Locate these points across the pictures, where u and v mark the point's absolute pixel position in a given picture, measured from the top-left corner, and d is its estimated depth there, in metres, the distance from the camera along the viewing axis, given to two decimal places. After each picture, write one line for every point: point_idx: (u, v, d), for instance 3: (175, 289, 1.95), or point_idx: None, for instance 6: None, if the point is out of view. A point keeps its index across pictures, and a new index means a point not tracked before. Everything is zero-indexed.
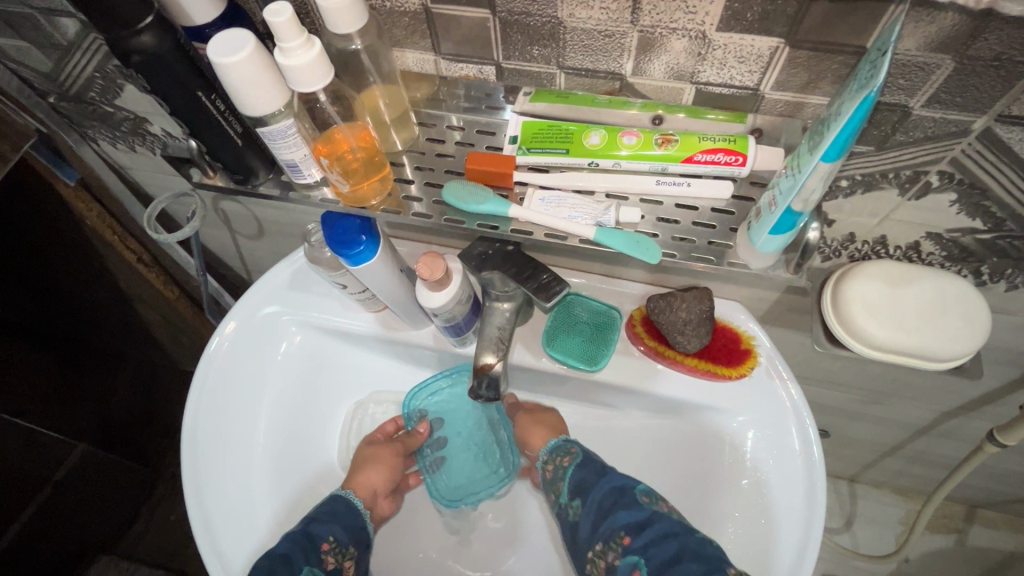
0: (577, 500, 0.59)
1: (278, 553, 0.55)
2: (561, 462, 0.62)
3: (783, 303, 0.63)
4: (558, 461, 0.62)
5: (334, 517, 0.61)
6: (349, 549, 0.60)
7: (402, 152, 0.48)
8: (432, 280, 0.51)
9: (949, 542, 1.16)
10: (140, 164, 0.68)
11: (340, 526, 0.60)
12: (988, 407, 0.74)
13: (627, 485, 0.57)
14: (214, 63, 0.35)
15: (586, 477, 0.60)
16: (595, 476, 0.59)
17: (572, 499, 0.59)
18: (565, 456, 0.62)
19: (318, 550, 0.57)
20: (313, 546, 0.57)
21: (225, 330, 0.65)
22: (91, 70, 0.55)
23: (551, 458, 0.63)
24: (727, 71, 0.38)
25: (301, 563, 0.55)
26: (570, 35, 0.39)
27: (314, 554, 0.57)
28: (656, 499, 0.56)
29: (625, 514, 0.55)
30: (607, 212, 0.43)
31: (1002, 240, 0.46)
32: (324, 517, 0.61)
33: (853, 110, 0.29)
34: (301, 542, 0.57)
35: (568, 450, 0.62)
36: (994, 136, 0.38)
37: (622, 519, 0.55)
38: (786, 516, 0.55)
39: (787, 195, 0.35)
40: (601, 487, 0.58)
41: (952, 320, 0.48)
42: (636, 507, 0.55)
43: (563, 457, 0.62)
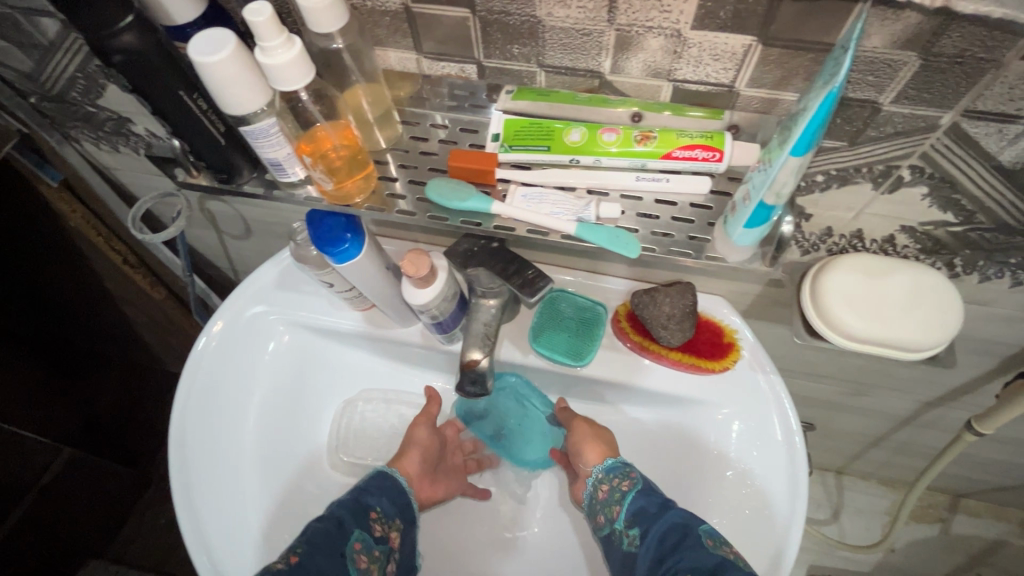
0: (634, 530, 0.52)
1: (328, 517, 0.54)
2: (620, 485, 0.56)
3: (765, 298, 0.64)
4: (615, 483, 0.56)
5: (383, 490, 0.59)
6: (395, 521, 0.58)
7: (386, 150, 0.48)
8: (417, 277, 0.52)
9: (934, 531, 1.19)
10: (124, 164, 0.68)
11: (388, 499, 0.59)
12: (967, 397, 0.76)
13: (690, 522, 0.50)
14: (195, 62, 0.35)
15: (647, 508, 0.53)
16: (658, 509, 0.52)
17: (629, 527, 0.53)
18: (624, 480, 0.56)
19: (367, 518, 0.55)
20: (362, 515, 0.55)
21: (213, 329, 0.65)
22: (73, 70, 0.54)
23: (607, 478, 0.57)
24: (703, 69, 0.39)
25: (351, 527, 0.54)
26: (549, 34, 0.39)
27: (363, 519, 0.55)
28: (722, 543, 0.48)
29: (689, 557, 0.47)
30: (588, 207, 0.44)
31: (972, 232, 0.48)
32: (374, 489, 0.59)
33: (819, 105, 0.30)
34: (351, 507, 0.55)
35: (627, 474, 0.57)
36: (962, 131, 0.39)
37: (688, 559, 0.47)
38: (772, 504, 0.56)
39: (760, 188, 0.36)
40: (665, 521, 0.51)
41: (926, 311, 0.49)
42: (703, 549, 0.47)
43: (621, 481, 0.56)
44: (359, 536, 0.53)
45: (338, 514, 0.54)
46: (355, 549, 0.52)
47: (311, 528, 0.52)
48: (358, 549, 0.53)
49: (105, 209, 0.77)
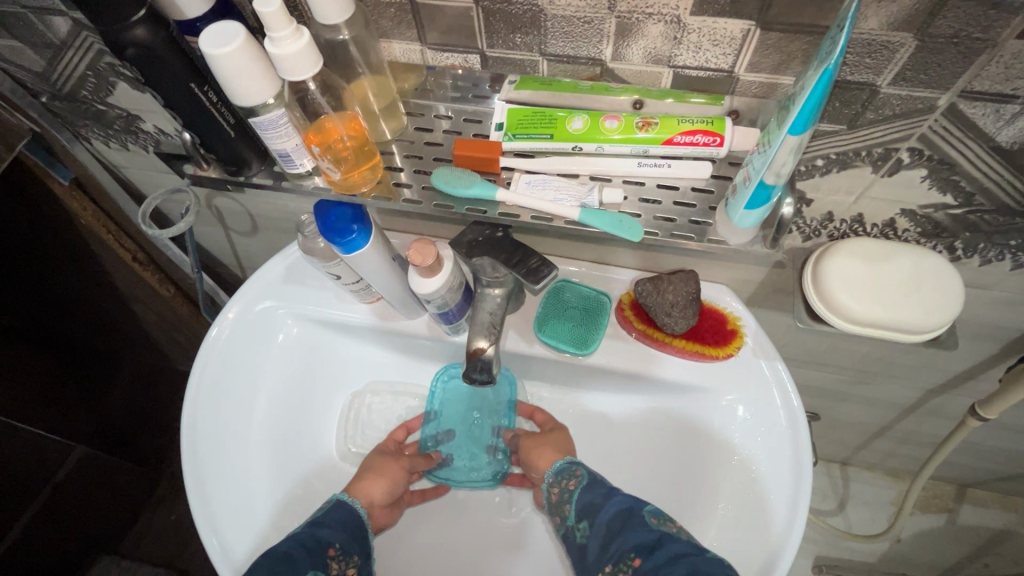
0: (582, 522, 0.55)
1: (278, 555, 0.51)
2: (567, 484, 0.59)
3: (768, 285, 0.65)
4: (563, 484, 0.60)
5: (339, 523, 0.58)
6: (353, 557, 0.56)
7: (391, 141, 0.49)
8: (424, 266, 0.52)
9: (940, 521, 1.19)
10: (133, 162, 0.69)
11: (346, 533, 0.57)
12: (970, 383, 0.76)
13: (634, 506, 0.53)
14: (206, 55, 0.36)
15: (593, 501, 0.56)
16: (602, 499, 0.55)
17: (579, 522, 0.56)
18: (569, 479, 0.60)
19: (322, 556, 0.54)
20: (320, 555, 0.53)
21: (223, 322, 0.66)
22: (83, 68, 0.55)
23: (556, 480, 0.61)
24: (702, 55, 0.40)
25: (304, 566, 0.52)
26: (551, 22, 0.40)
27: (320, 560, 0.53)
28: (665, 520, 0.52)
29: (633, 536, 0.50)
30: (590, 193, 0.45)
31: (972, 214, 0.48)
32: (331, 523, 0.57)
33: (815, 83, 0.30)
34: (304, 544, 0.54)
35: (572, 473, 0.60)
36: (959, 112, 0.40)
37: (633, 539, 0.50)
38: (772, 505, 0.56)
39: (760, 169, 0.36)
40: (610, 507, 0.54)
41: (927, 293, 0.50)
42: (645, 527, 0.50)
43: (567, 480, 0.60)
44: (314, 575, 0.52)
45: (293, 548, 0.53)
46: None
47: (261, 562, 0.50)
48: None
49: (115, 207, 0.78)
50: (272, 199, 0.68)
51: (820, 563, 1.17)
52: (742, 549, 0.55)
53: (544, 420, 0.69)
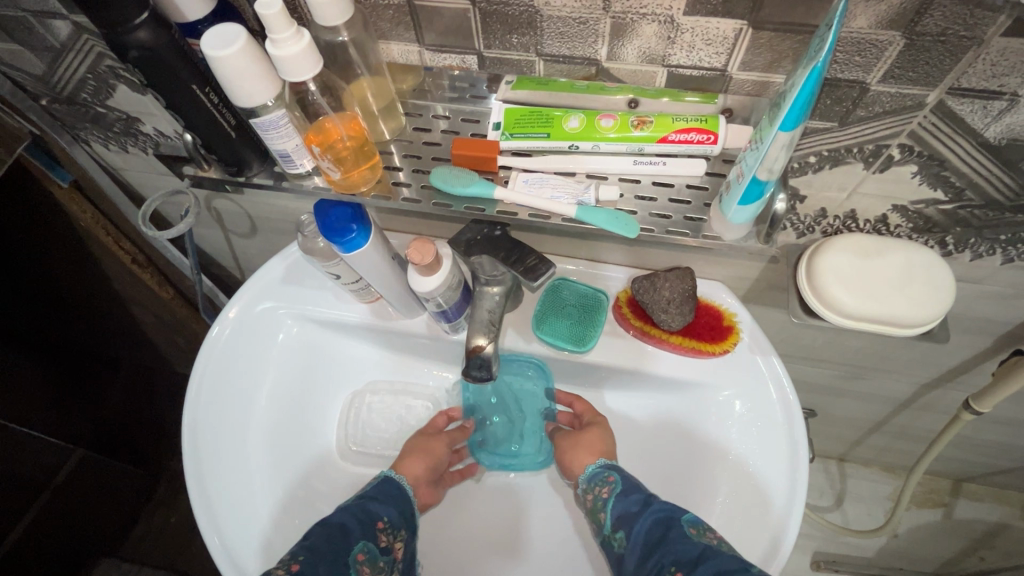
0: (619, 532, 0.54)
1: (333, 524, 0.54)
2: (601, 492, 0.58)
3: (763, 282, 0.66)
4: (597, 491, 0.58)
5: (388, 498, 0.60)
6: (399, 531, 0.58)
7: (390, 141, 0.50)
8: (423, 264, 0.53)
9: (937, 516, 1.20)
10: (132, 164, 0.69)
11: (394, 509, 0.59)
12: (964, 377, 0.77)
13: (673, 515, 0.52)
14: (207, 56, 0.37)
15: (629, 510, 0.55)
16: (638, 507, 0.54)
17: (615, 530, 0.55)
18: (604, 485, 0.58)
19: (373, 528, 0.56)
20: (370, 526, 0.56)
21: (223, 323, 0.67)
22: (83, 71, 0.56)
23: (590, 486, 0.60)
24: (696, 54, 0.40)
25: (356, 538, 0.54)
26: (547, 23, 0.41)
27: (370, 529, 0.55)
28: (704, 530, 0.51)
29: (675, 547, 0.49)
30: (587, 190, 0.45)
31: (963, 210, 0.49)
32: (382, 497, 0.60)
33: (804, 80, 0.31)
34: (356, 515, 0.56)
35: (606, 479, 0.59)
36: (948, 109, 0.41)
37: (672, 553, 0.49)
38: (770, 498, 0.57)
39: (753, 165, 0.37)
40: (647, 516, 0.53)
41: (919, 287, 0.51)
42: (686, 540, 0.49)
43: (601, 487, 0.58)
44: (363, 546, 0.54)
45: (347, 521, 0.55)
46: (360, 561, 0.53)
47: (315, 533, 0.53)
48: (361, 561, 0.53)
49: (114, 209, 0.78)
50: (272, 200, 0.68)
51: (819, 559, 1.18)
52: (740, 542, 0.56)
53: (584, 410, 0.68)
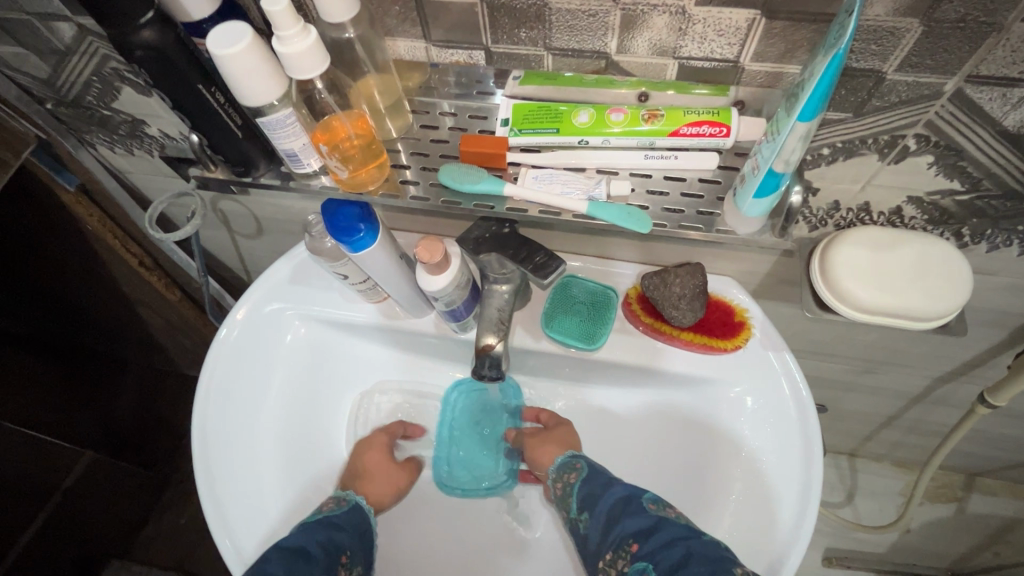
0: (585, 514, 0.57)
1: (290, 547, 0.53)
2: (568, 478, 0.60)
3: (774, 277, 0.65)
4: (565, 478, 0.61)
5: (350, 524, 0.59)
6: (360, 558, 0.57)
7: (397, 139, 0.49)
8: (431, 263, 0.52)
9: (950, 511, 1.18)
10: (138, 167, 0.69)
11: (356, 533, 0.59)
12: (978, 371, 0.76)
13: (632, 494, 0.55)
14: (213, 55, 0.36)
15: (592, 492, 0.58)
16: (602, 489, 0.57)
17: (580, 513, 0.57)
18: (571, 472, 0.61)
19: (336, 560, 0.54)
20: (332, 557, 0.54)
21: (232, 324, 0.67)
22: (89, 74, 0.55)
23: (558, 475, 0.62)
24: (708, 45, 0.40)
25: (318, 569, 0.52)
26: (555, 16, 0.40)
27: (331, 562, 0.54)
28: (663, 506, 0.53)
29: (631, 522, 0.52)
30: (598, 186, 0.45)
31: (979, 200, 0.48)
32: (347, 524, 0.59)
33: (825, 69, 0.30)
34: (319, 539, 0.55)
35: (573, 466, 0.61)
36: (966, 97, 0.40)
37: (630, 526, 0.51)
38: (783, 494, 0.56)
39: (769, 157, 0.36)
40: (608, 498, 0.55)
41: (936, 279, 0.50)
42: (642, 513, 0.52)
43: (568, 474, 0.61)
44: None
45: (307, 543, 0.54)
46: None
47: (273, 556, 0.52)
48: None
49: (120, 212, 0.78)
50: (278, 201, 0.68)
51: (830, 555, 1.17)
52: (753, 539, 0.56)
53: (548, 419, 0.70)
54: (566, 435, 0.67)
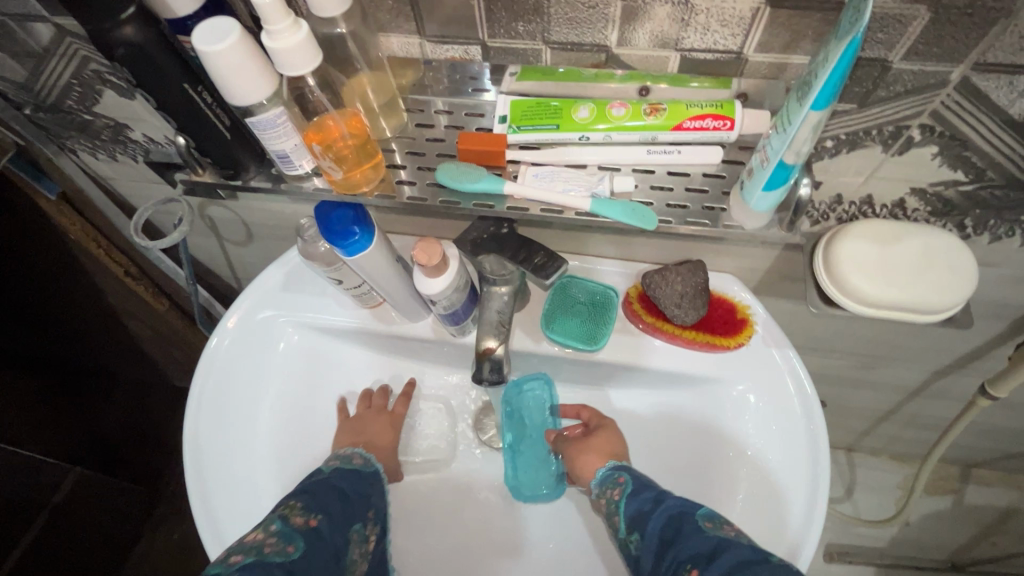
0: (634, 534, 0.50)
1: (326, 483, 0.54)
2: (612, 495, 0.54)
3: (775, 272, 0.64)
4: (608, 494, 0.55)
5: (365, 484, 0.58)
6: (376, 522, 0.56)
7: (391, 138, 0.48)
8: (429, 266, 0.51)
9: (948, 503, 1.19)
10: (122, 173, 0.67)
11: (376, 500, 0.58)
12: (978, 362, 0.76)
13: (686, 511, 0.48)
14: (200, 51, 0.35)
15: (642, 509, 0.51)
16: (652, 506, 0.50)
17: (630, 533, 0.51)
18: (614, 488, 0.55)
19: (364, 512, 0.55)
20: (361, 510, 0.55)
21: (222, 333, 0.65)
22: (68, 77, 0.53)
23: (602, 489, 0.56)
24: (710, 36, 0.39)
25: (353, 517, 0.53)
26: (554, 8, 0.39)
27: (362, 513, 0.54)
28: (721, 524, 0.47)
29: (687, 545, 0.45)
30: (601, 182, 0.44)
31: (982, 190, 0.48)
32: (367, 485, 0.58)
33: (841, 54, 0.29)
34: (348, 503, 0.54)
35: (616, 480, 0.55)
36: (971, 85, 0.39)
37: (687, 550, 0.44)
38: (792, 492, 0.56)
39: (780, 148, 0.35)
40: (660, 515, 0.49)
41: (942, 272, 0.49)
42: (700, 535, 0.45)
43: (612, 489, 0.55)
44: (357, 525, 0.53)
45: (347, 489, 0.55)
46: (354, 541, 0.52)
47: (322, 492, 0.53)
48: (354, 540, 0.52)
49: (104, 219, 0.76)
50: (268, 205, 0.66)
51: (831, 551, 1.17)
52: (765, 539, 0.54)
53: (591, 417, 0.65)
54: (609, 441, 0.61)
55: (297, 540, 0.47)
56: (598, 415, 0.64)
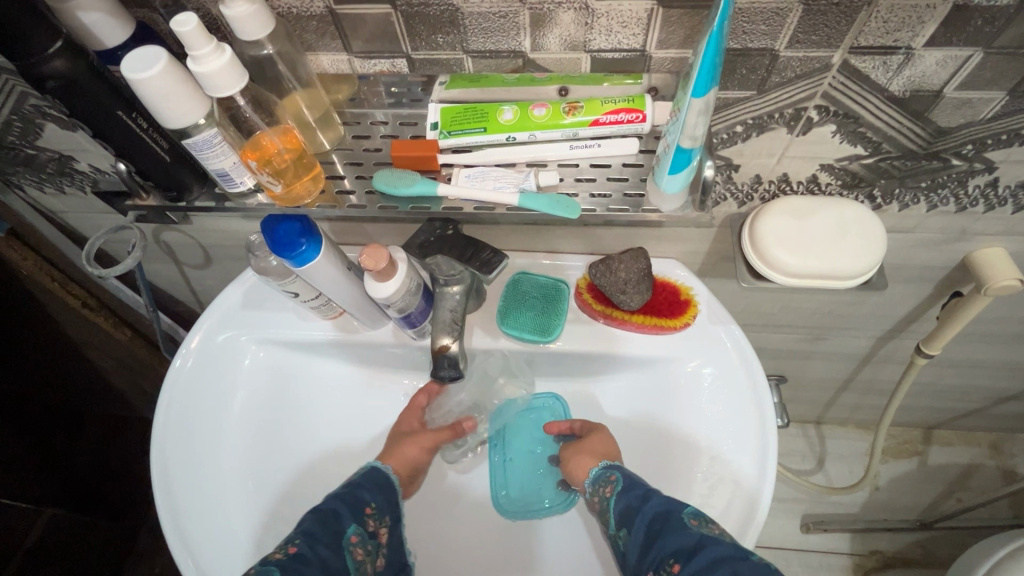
0: (623, 530, 0.51)
1: (323, 509, 0.52)
2: (603, 492, 0.54)
3: (715, 254, 0.68)
4: (601, 492, 0.54)
5: (374, 483, 0.57)
6: (384, 516, 0.56)
7: (331, 151, 0.50)
8: (376, 270, 0.52)
9: (912, 465, 1.24)
10: (72, 206, 0.68)
11: (381, 494, 0.57)
12: (915, 325, 0.81)
13: (672, 508, 0.49)
14: (129, 80, 0.37)
15: (631, 505, 0.51)
16: (640, 502, 0.51)
17: (619, 529, 0.51)
18: (606, 485, 0.54)
19: (361, 512, 0.54)
20: (357, 510, 0.54)
21: (185, 358, 0.66)
22: (8, 113, 0.54)
23: (595, 488, 0.55)
24: (614, 37, 0.42)
25: (347, 521, 0.52)
26: (468, 20, 0.42)
27: (358, 514, 0.54)
28: (706, 522, 0.48)
29: (673, 540, 0.46)
30: (527, 178, 0.47)
31: (884, 162, 0.52)
32: (366, 484, 0.57)
33: (706, 47, 0.34)
34: (342, 503, 0.54)
35: (608, 478, 0.55)
36: (852, 67, 0.44)
37: (671, 545, 0.46)
38: (746, 455, 0.58)
39: (676, 134, 0.40)
40: (647, 510, 0.49)
41: (855, 238, 0.53)
42: (684, 529, 0.47)
43: (604, 487, 0.54)
44: (354, 528, 0.52)
45: (334, 503, 0.53)
46: (353, 543, 0.52)
47: (307, 519, 0.51)
48: (354, 543, 0.52)
49: (58, 253, 0.76)
50: (221, 226, 0.67)
51: (807, 521, 1.21)
52: (724, 502, 0.57)
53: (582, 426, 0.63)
54: (602, 443, 0.59)
55: (275, 572, 0.45)
56: (581, 424, 0.63)
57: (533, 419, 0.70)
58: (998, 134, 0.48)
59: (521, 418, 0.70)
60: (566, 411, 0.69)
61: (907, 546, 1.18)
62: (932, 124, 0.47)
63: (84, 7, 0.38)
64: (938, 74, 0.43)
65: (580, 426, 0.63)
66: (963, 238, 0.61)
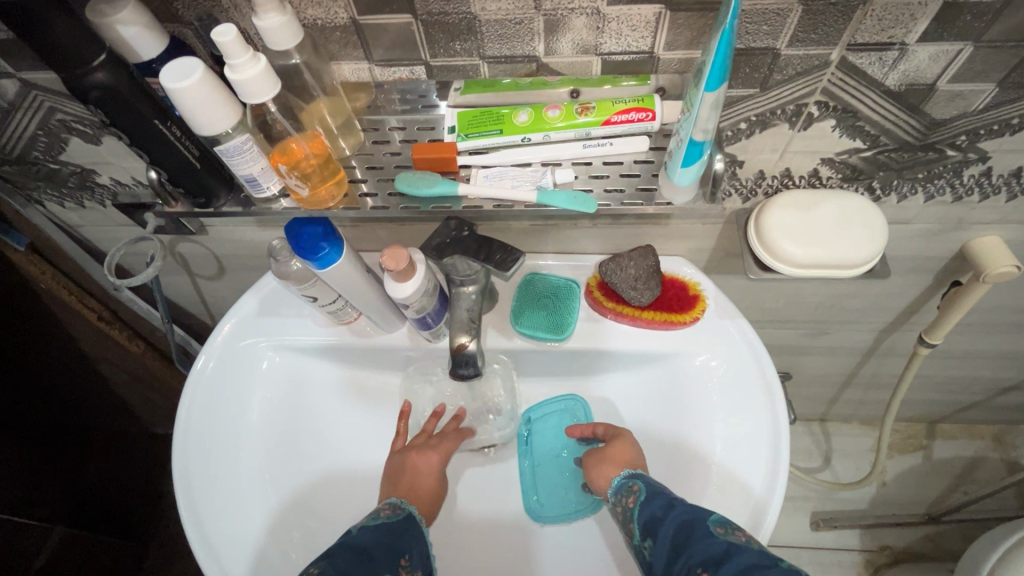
0: (648, 540, 0.51)
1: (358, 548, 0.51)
2: (625, 502, 0.55)
3: (720, 251, 0.69)
4: (623, 502, 0.55)
5: (407, 534, 0.55)
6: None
7: (351, 156, 0.53)
8: (397, 270, 0.54)
9: (918, 459, 1.25)
10: (90, 219, 0.69)
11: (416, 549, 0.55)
12: (916, 317, 0.82)
13: (697, 517, 0.50)
14: (168, 90, 0.39)
15: (655, 515, 0.52)
16: (663, 512, 0.51)
17: (644, 540, 0.52)
18: (629, 495, 0.55)
19: (396, 563, 0.52)
20: (392, 559, 0.52)
21: (205, 363, 0.67)
22: (34, 128, 0.56)
23: (617, 498, 0.56)
24: (624, 40, 0.44)
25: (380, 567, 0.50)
26: (485, 27, 0.44)
27: (393, 564, 0.51)
28: (731, 529, 0.48)
29: (700, 549, 0.47)
30: (544, 176, 0.49)
31: (881, 155, 0.54)
32: (404, 531, 0.55)
33: (718, 43, 0.36)
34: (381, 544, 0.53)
35: (630, 488, 0.55)
36: (850, 63, 0.46)
37: (699, 554, 0.46)
38: (759, 444, 0.59)
39: (689, 128, 0.42)
40: (673, 520, 0.50)
41: (858, 230, 0.55)
42: (709, 538, 0.47)
43: (627, 497, 0.55)
44: None
45: (374, 543, 0.52)
46: None
47: (340, 554, 0.50)
48: None
49: (74, 267, 0.77)
50: (238, 235, 0.69)
51: (817, 519, 1.22)
52: (739, 492, 0.58)
53: (606, 430, 0.64)
54: (626, 452, 0.60)
55: None
56: (609, 427, 0.64)
57: (555, 423, 0.71)
58: (990, 124, 0.50)
59: (545, 422, 0.71)
60: (587, 412, 0.70)
61: (917, 541, 1.18)
62: (927, 117, 0.50)
63: (124, 21, 0.40)
64: (930, 68, 0.46)
65: (605, 429, 0.63)
66: (960, 228, 0.63)
